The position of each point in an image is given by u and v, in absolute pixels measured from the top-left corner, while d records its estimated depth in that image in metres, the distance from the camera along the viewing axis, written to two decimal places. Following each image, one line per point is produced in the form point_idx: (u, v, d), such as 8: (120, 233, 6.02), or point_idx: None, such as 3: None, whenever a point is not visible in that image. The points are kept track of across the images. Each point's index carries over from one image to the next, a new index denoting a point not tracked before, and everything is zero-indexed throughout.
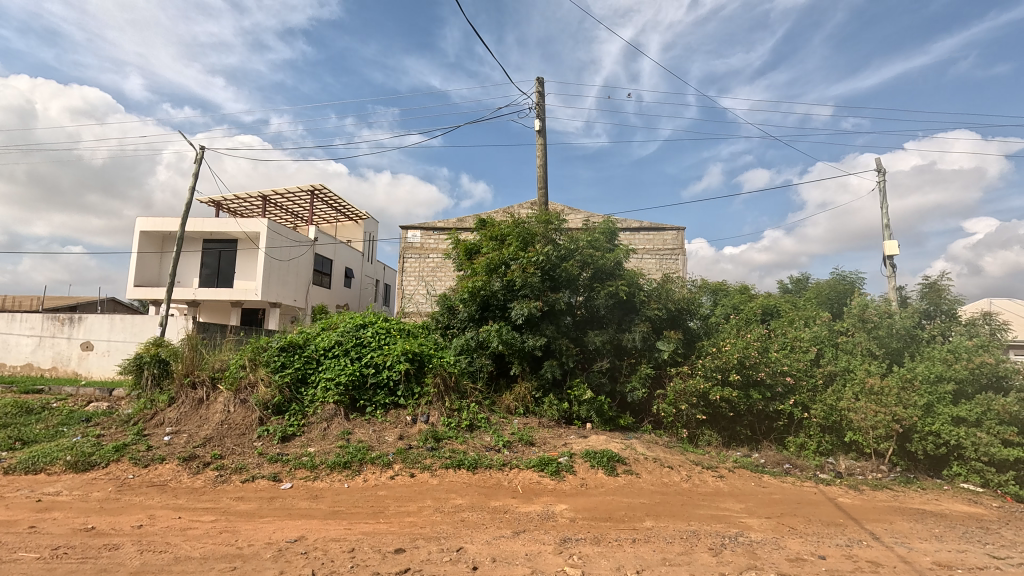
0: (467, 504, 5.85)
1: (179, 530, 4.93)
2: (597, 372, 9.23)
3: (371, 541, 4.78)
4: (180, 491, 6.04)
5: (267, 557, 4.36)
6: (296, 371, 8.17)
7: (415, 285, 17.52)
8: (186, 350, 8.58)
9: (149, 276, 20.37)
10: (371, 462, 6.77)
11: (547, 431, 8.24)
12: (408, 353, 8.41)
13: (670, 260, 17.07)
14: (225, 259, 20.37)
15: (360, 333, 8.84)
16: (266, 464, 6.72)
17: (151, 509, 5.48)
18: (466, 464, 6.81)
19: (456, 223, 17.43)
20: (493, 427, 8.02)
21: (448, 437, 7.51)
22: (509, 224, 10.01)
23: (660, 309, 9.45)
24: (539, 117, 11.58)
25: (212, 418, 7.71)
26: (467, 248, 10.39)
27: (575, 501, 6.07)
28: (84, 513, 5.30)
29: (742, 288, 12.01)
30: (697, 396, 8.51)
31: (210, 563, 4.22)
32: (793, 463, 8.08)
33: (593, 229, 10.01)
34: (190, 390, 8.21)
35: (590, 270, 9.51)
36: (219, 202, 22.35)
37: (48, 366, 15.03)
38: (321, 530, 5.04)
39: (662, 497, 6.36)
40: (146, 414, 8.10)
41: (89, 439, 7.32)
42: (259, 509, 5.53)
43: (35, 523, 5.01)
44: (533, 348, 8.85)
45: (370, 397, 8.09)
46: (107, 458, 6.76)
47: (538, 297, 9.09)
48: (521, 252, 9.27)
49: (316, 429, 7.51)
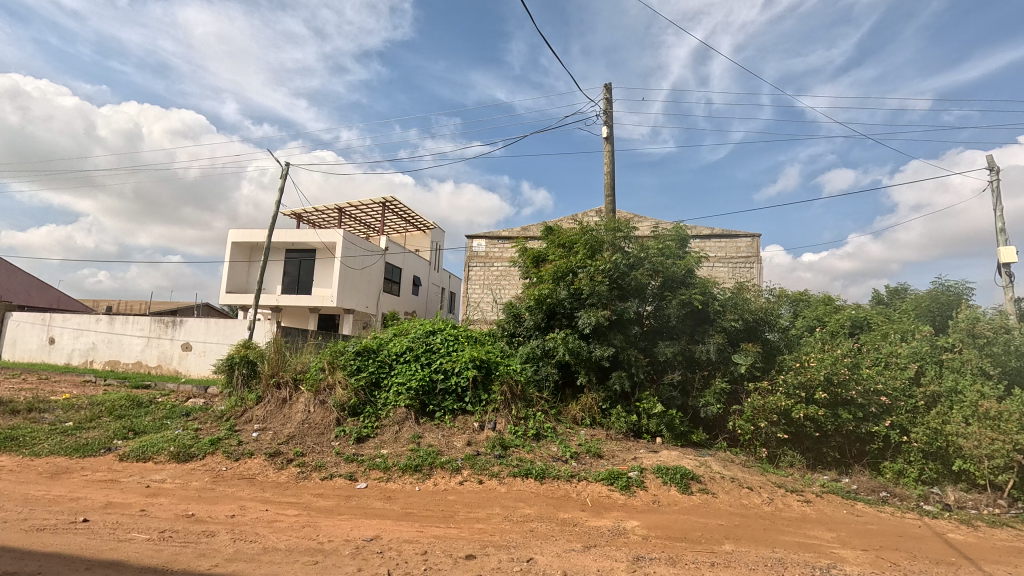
0: (536, 514, 5.80)
1: (267, 522, 5.25)
2: (668, 385, 8.91)
3: (443, 546, 4.84)
4: (267, 484, 6.45)
5: (346, 553, 4.53)
6: (370, 374, 8.50)
7: (480, 293, 17.78)
8: (272, 352, 9.19)
9: (239, 284, 22.11)
10: (441, 466, 6.89)
11: (615, 443, 8.03)
12: (476, 360, 8.51)
13: (744, 268, 16.25)
14: (304, 267, 21.69)
15: (430, 340, 9.06)
16: (343, 463, 7.03)
17: (242, 500, 5.87)
18: (534, 474, 6.76)
19: (521, 232, 17.54)
20: (560, 437, 7.94)
21: (515, 445, 7.51)
22: (576, 231, 9.93)
23: (736, 320, 9.00)
24: (607, 124, 11.46)
25: (294, 417, 8.18)
26: (533, 256, 10.36)
27: (647, 519, 5.84)
28: (186, 501, 5.77)
29: (826, 298, 11.21)
30: (777, 413, 8.02)
31: (295, 555, 4.45)
32: (892, 492, 7.36)
33: (664, 235, 9.76)
34: (275, 390, 8.78)
35: (661, 278, 9.29)
36: (300, 214, 23.91)
37: (154, 364, 16.66)
38: (394, 530, 5.17)
39: (742, 520, 5.97)
40: (237, 411, 8.71)
41: (189, 432, 8.00)
42: (337, 506, 5.78)
43: (145, 507, 5.52)
44: (600, 358, 8.72)
45: (439, 402, 8.25)
46: (204, 450, 7.34)
47: (606, 307, 8.95)
48: (589, 261, 9.24)
49: (388, 431, 7.77)
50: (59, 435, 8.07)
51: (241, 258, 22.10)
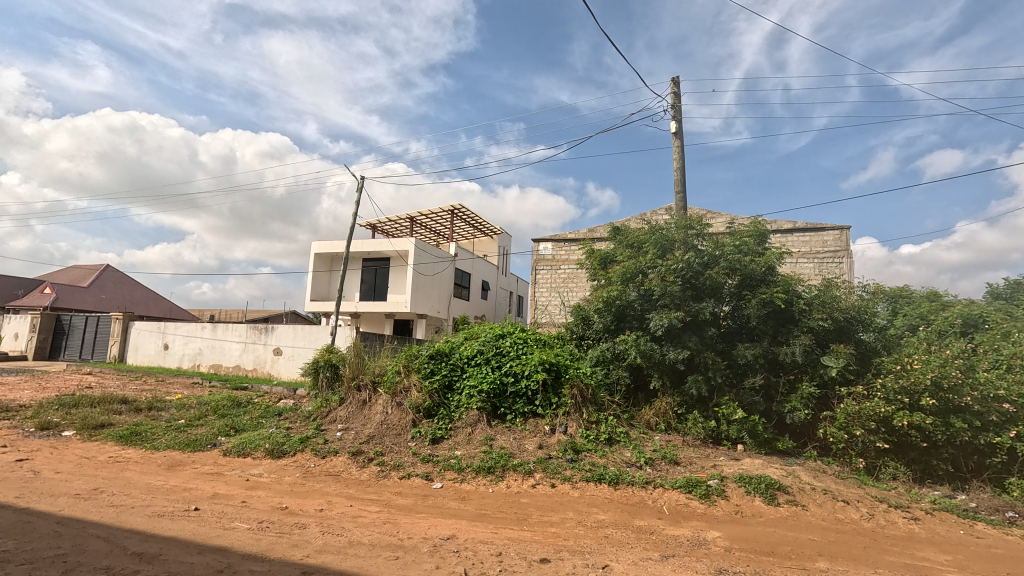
0: (610, 520, 5.69)
1: (351, 517, 5.55)
2: (749, 390, 8.42)
3: (517, 548, 4.88)
4: (350, 481, 6.82)
5: (425, 551, 4.69)
6: (443, 377, 8.75)
7: (548, 297, 17.79)
8: (352, 356, 9.72)
9: (321, 292, 23.60)
10: (513, 469, 6.95)
11: (692, 450, 7.71)
12: (545, 363, 8.52)
13: (832, 263, 15.06)
14: (380, 275, 22.77)
15: (499, 343, 9.18)
16: (419, 463, 7.29)
17: (329, 496, 6.25)
18: (607, 480, 6.64)
19: (588, 234, 17.36)
20: (633, 442, 7.75)
21: (587, 449, 7.42)
22: (645, 230, 9.69)
23: (824, 319, 8.36)
24: (675, 119, 11.09)
25: (374, 418, 8.59)
26: (601, 258, 10.22)
27: (729, 530, 5.55)
28: (280, 494, 6.24)
29: (930, 295, 10.15)
30: (876, 421, 7.35)
31: (377, 550, 4.67)
32: (1020, 513, 6.48)
33: (740, 232, 9.28)
34: (356, 392, 9.28)
35: (738, 276, 8.79)
36: (375, 225, 25.13)
37: (250, 367, 18.16)
38: (469, 531, 5.28)
39: (837, 537, 5.51)
40: (323, 411, 9.29)
41: (281, 430, 8.65)
42: (415, 505, 6.00)
43: (246, 498, 6.03)
44: (674, 361, 8.42)
45: (510, 405, 8.34)
46: (295, 447, 7.89)
47: (679, 308, 8.64)
48: (659, 261, 8.97)
49: (462, 433, 7.95)
50: (174, 431, 9.00)
51: (323, 268, 23.59)
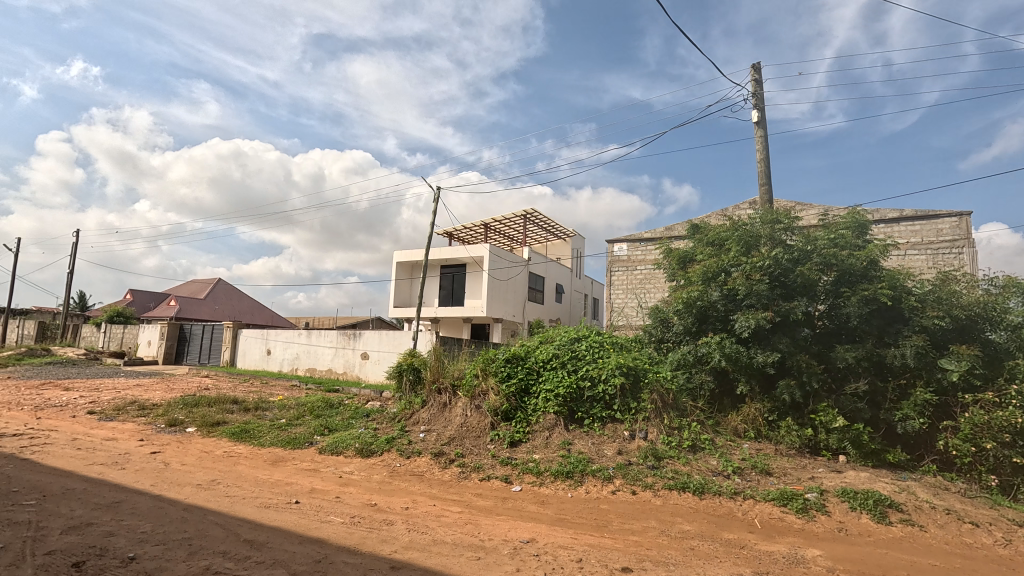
0: (696, 531, 5.45)
1: (435, 516, 5.76)
2: (851, 396, 7.68)
3: (598, 555, 4.81)
4: (433, 481, 7.08)
5: (505, 553, 4.76)
6: (520, 381, 8.84)
7: (624, 298, 17.41)
8: (433, 360, 10.10)
9: (403, 299, 24.73)
10: (592, 474, 6.86)
11: (786, 460, 7.19)
12: (623, 367, 8.23)
13: (949, 254, 13.42)
14: (457, 281, 23.47)
15: (575, 347, 9.12)
16: (499, 465, 7.41)
17: (414, 494, 6.53)
18: (691, 488, 6.36)
19: (665, 232, 16.79)
20: (719, 450, 7.37)
21: (669, 456, 7.16)
22: (727, 227, 9.22)
23: (940, 317, 7.54)
24: (757, 107, 10.46)
25: (454, 420, 8.85)
26: (679, 257, 9.84)
27: (832, 548, 5.10)
28: (369, 491, 6.61)
29: None
30: (1010, 432, 6.45)
31: (460, 550, 4.81)
32: None
33: (836, 223, 8.58)
34: (437, 394, 9.61)
35: (834, 273, 8.13)
36: (451, 233, 25.95)
37: (341, 370, 19.41)
38: (549, 535, 5.29)
39: (964, 563, 4.88)
40: (406, 413, 9.72)
41: (370, 430, 9.16)
42: (495, 506, 6.11)
43: (339, 494, 6.46)
44: (763, 365, 7.89)
45: (587, 409, 8.25)
46: (382, 447, 8.33)
47: (767, 308, 8.11)
48: (743, 258, 8.49)
49: (539, 437, 7.98)
50: (276, 429, 9.84)
51: (404, 276, 24.73)
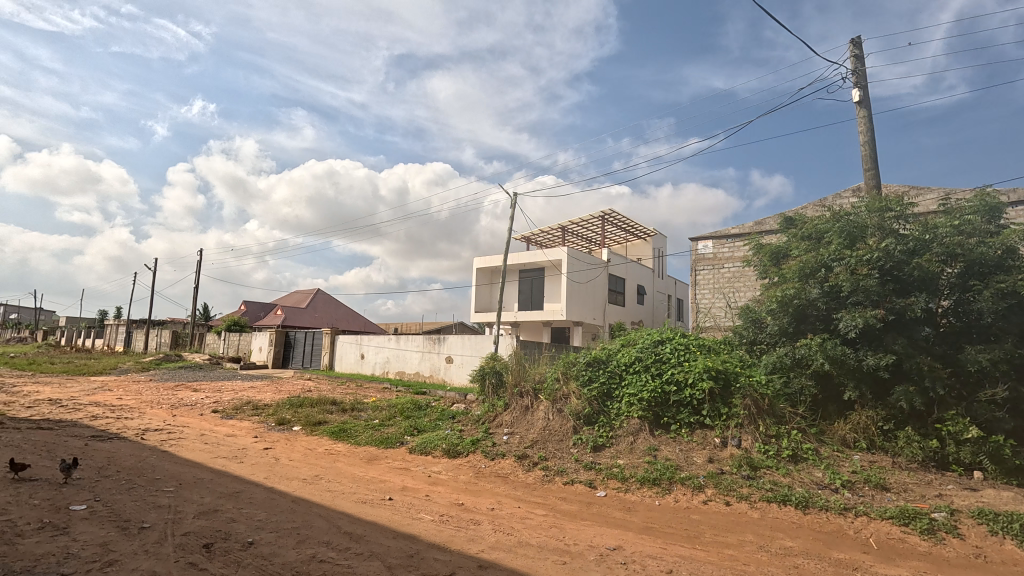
0: (800, 548, 5.03)
1: (520, 518, 5.82)
2: (987, 403, 6.77)
3: (690, 567, 4.61)
4: (518, 483, 7.16)
5: (591, 559, 4.70)
6: (603, 385, 8.75)
7: (710, 298, 16.56)
8: (514, 363, 10.23)
9: (484, 304, 25.30)
10: (681, 482, 6.58)
11: (907, 474, 6.43)
12: (711, 370, 7.90)
13: None
14: (536, 285, 23.60)
15: (659, 350, 8.81)
16: (582, 470, 7.33)
17: (499, 496, 6.64)
18: (793, 501, 5.90)
19: (755, 227, 15.77)
20: (825, 461, 6.76)
21: (766, 466, 6.71)
22: (826, 218, 8.48)
23: None
24: (858, 86, 9.54)
25: (537, 423, 8.88)
26: (772, 253, 9.20)
27: None
28: (456, 491, 6.81)
29: None
30: None
31: (546, 553, 4.81)
32: None
33: (960, 209, 7.61)
34: (518, 398, 9.71)
35: (960, 264, 7.20)
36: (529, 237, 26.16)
37: (428, 373, 20.24)
38: (636, 543, 5.15)
39: None
40: (490, 415, 9.92)
41: (455, 432, 9.46)
42: (580, 511, 6.05)
43: (429, 493, 6.73)
44: (875, 368, 7.15)
45: (674, 415, 7.90)
46: (468, 449, 8.57)
47: (878, 306, 7.35)
48: (847, 251, 7.73)
49: (623, 442, 7.78)
50: (370, 429, 10.46)
51: (484, 282, 25.31)
